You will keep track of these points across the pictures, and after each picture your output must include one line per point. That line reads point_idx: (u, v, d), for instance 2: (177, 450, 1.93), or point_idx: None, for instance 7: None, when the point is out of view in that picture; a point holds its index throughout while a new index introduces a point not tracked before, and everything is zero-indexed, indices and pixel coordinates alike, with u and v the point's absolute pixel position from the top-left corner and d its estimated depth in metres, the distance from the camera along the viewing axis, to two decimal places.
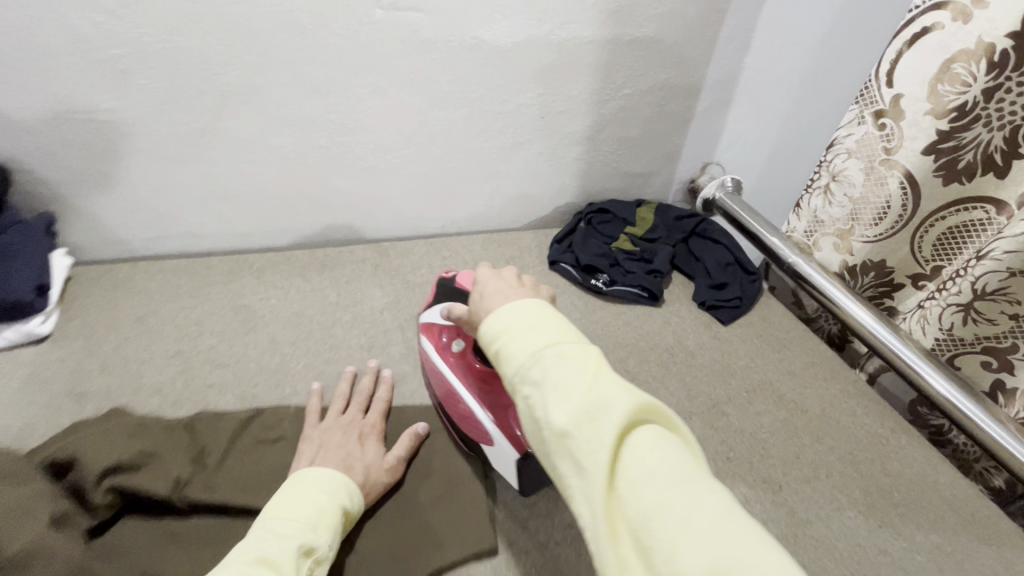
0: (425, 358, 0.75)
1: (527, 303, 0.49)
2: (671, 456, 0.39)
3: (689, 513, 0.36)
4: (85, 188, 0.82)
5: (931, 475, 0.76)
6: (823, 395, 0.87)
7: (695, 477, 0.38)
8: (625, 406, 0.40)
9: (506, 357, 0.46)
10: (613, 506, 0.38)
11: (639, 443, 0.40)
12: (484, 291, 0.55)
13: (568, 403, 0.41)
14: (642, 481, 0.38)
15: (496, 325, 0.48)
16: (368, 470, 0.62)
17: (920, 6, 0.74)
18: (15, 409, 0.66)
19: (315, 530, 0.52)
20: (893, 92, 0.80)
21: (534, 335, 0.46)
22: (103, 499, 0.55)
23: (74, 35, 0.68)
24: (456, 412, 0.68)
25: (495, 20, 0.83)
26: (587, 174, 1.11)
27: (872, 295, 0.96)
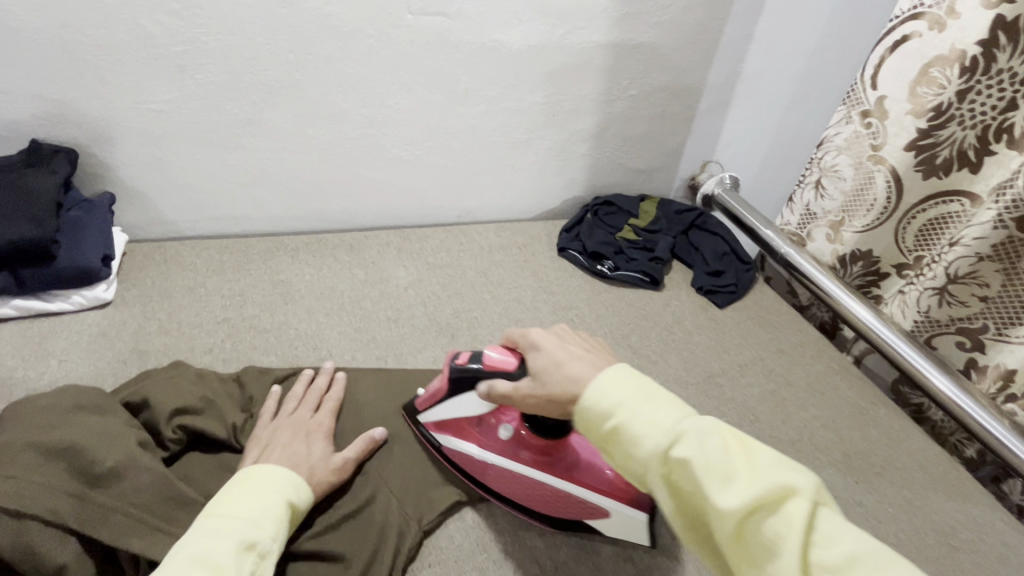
0: (462, 459, 0.67)
1: (632, 378, 0.49)
2: (859, 538, 0.38)
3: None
4: (138, 173, 0.89)
5: (905, 441, 0.84)
6: (810, 371, 0.94)
7: (893, 558, 0.37)
8: (800, 486, 0.39)
9: (637, 437, 0.45)
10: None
11: (823, 522, 0.39)
12: (555, 355, 0.56)
13: (737, 486, 0.40)
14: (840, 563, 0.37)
15: (607, 399, 0.48)
16: (315, 467, 0.62)
17: (900, 16, 0.83)
18: (87, 362, 0.76)
19: (258, 524, 0.51)
20: (877, 94, 0.88)
21: (668, 415, 0.46)
22: (173, 435, 0.63)
23: (142, 33, 0.77)
24: (542, 499, 0.64)
25: (513, 24, 0.92)
26: (594, 169, 1.19)
27: (860, 283, 1.02)
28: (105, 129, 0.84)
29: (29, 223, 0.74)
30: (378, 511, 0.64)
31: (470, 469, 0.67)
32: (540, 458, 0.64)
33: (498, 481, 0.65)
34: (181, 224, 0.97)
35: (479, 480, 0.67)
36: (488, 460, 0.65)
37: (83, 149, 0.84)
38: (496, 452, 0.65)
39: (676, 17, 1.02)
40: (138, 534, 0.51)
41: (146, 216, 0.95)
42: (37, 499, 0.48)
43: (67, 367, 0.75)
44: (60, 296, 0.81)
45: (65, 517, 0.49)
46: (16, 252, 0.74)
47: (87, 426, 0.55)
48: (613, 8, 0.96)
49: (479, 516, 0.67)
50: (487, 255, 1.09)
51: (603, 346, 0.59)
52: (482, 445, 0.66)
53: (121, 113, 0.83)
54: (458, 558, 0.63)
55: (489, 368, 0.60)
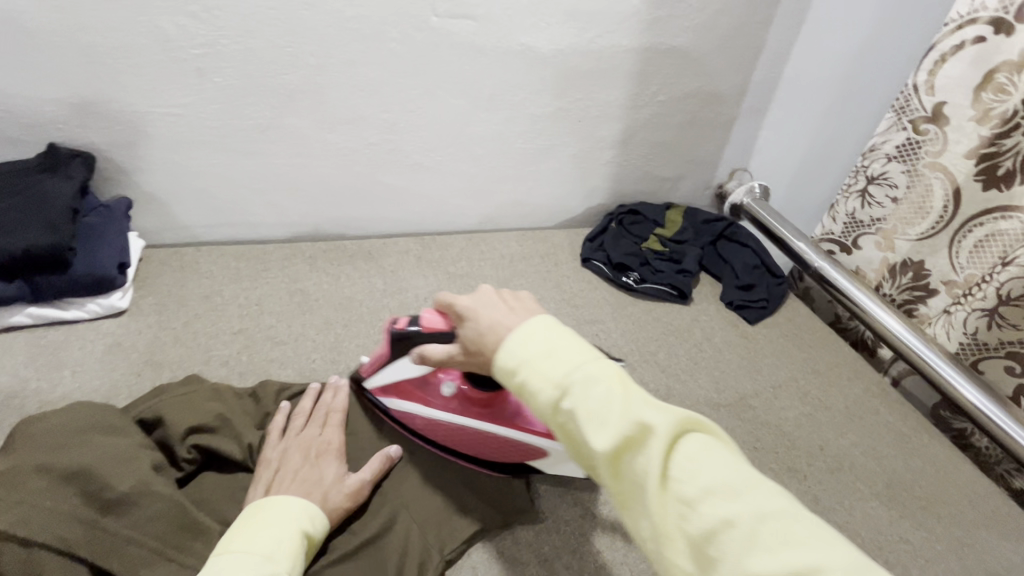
0: (411, 420, 0.69)
1: (534, 329, 0.46)
2: (722, 462, 0.37)
3: (755, 526, 0.34)
4: (156, 179, 0.87)
5: (950, 472, 0.80)
6: (847, 393, 0.90)
7: (750, 480, 0.36)
8: (666, 424, 0.38)
9: (531, 390, 0.44)
10: (668, 524, 0.37)
11: (686, 452, 0.38)
12: (479, 325, 0.51)
13: (607, 430, 0.39)
14: (697, 494, 0.36)
15: (512, 358, 0.45)
16: (327, 495, 0.59)
17: (957, 20, 0.78)
18: (102, 373, 0.74)
19: (272, 559, 0.49)
20: (934, 101, 0.84)
21: (556, 362, 0.43)
22: (186, 455, 0.61)
23: (160, 35, 0.74)
24: (492, 449, 0.66)
25: (541, 27, 0.89)
26: (619, 177, 1.15)
27: (904, 298, 0.96)
28: (122, 134, 0.82)
29: (45, 229, 0.72)
30: (399, 537, 0.60)
31: (415, 426, 0.69)
32: (482, 411, 0.66)
33: (444, 435, 0.67)
34: (197, 229, 0.95)
35: (425, 435, 0.69)
36: (432, 415, 0.67)
37: (101, 154, 0.83)
38: (441, 408, 0.67)
39: (709, 20, 0.98)
40: (151, 565, 0.49)
41: (162, 222, 0.93)
42: (47, 526, 0.46)
43: (81, 379, 0.73)
44: (76, 304, 0.79)
45: (75, 547, 0.47)
46: (32, 261, 0.72)
47: (100, 448, 0.53)
48: (644, 10, 0.93)
49: (504, 545, 0.63)
50: (509, 264, 1.05)
51: (532, 298, 0.53)
52: (426, 403, 0.68)
53: (139, 117, 0.81)
54: None
55: (427, 331, 0.61)
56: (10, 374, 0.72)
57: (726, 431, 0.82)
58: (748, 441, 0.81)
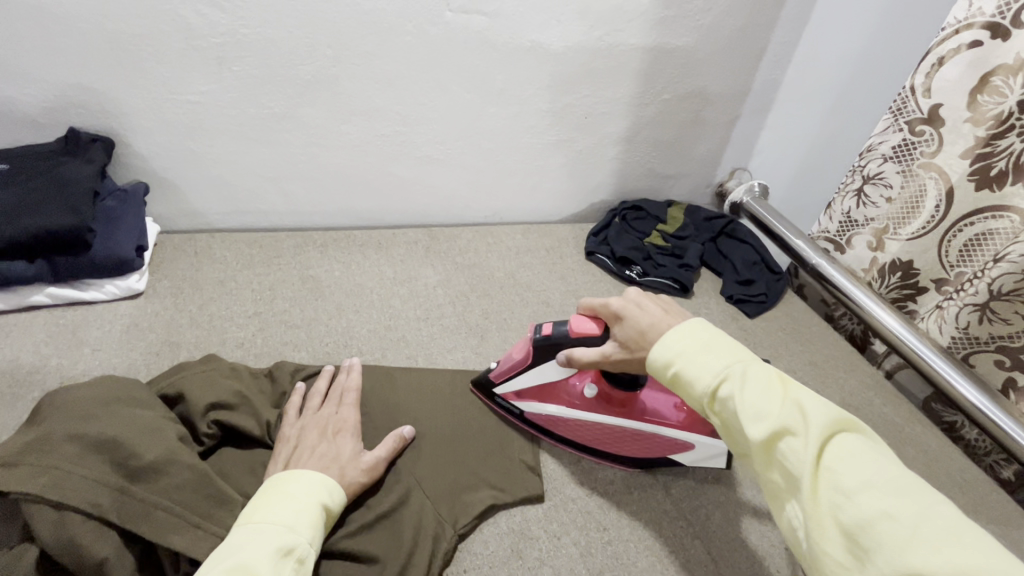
0: (553, 423, 0.72)
1: (691, 328, 0.53)
2: (882, 466, 0.40)
3: (917, 523, 0.36)
4: (173, 165, 0.89)
5: (941, 461, 0.83)
6: (843, 385, 0.93)
7: (915, 488, 0.39)
8: (822, 419, 0.43)
9: (688, 379, 0.51)
10: (823, 512, 0.40)
11: (842, 449, 0.42)
12: (638, 322, 0.57)
13: (763, 419, 0.45)
14: (855, 487, 0.39)
15: (668, 350, 0.52)
16: (344, 469, 0.61)
17: (955, 24, 0.81)
18: (120, 353, 0.76)
19: (293, 530, 0.51)
20: (931, 102, 0.86)
21: (714, 358, 0.50)
22: (207, 429, 0.62)
23: (183, 23, 0.76)
24: (637, 445, 0.70)
25: (551, 25, 0.91)
26: (625, 173, 1.18)
27: (894, 297, 1.00)
28: (141, 120, 0.83)
29: (65, 211, 0.73)
30: (412, 511, 0.62)
31: (555, 426, 0.73)
32: (621, 410, 0.70)
33: (581, 433, 0.72)
34: (211, 216, 0.97)
35: (564, 434, 0.73)
36: (574, 415, 0.71)
37: (120, 139, 0.84)
38: (580, 408, 0.71)
39: (714, 21, 1.01)
40: (178, 531, 0.51)
41: (178, 208, 0.94)
42: (80, 492, 0.48)
43: (99, 357, 0.74)
44: (93, 285, 0.81)
45: (106, 512, 0.49)
46: (53, 241, 0.74)
47: (127, 420, 0.55)
48: (652, 10, 0.95)
49: (512, 522, 0.65)
50: (515, 256, 1.08)
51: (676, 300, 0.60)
52: (567, 405, 0.71)
53: (158, 104, 0.82)
54: (492, 565, 0.62)
55: (576, 335, 0.64)
56: (30, 351, 0.73)
57: None
58: None
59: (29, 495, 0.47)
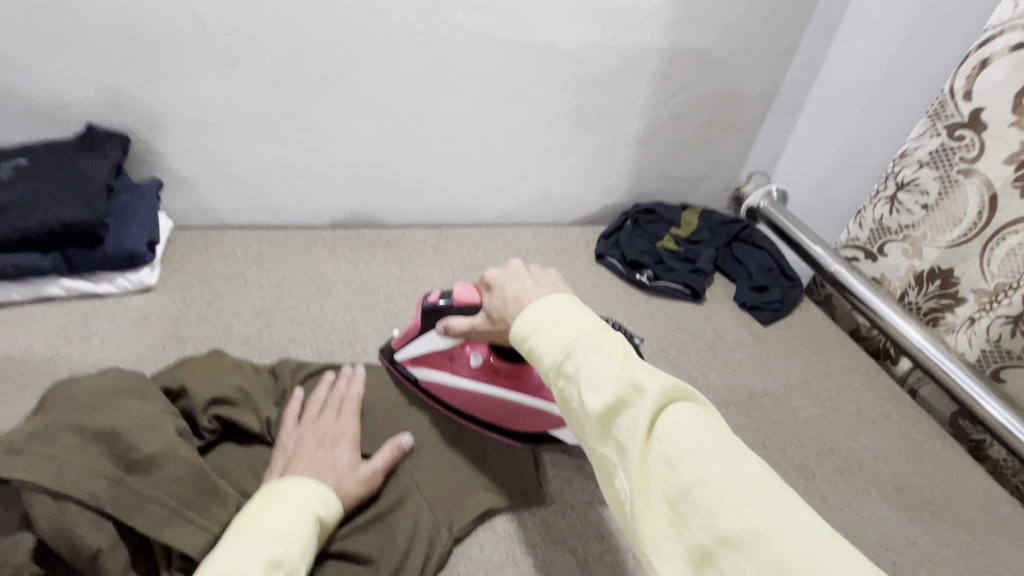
0: (437, 388, 0.73)
1: (551, 301, 0.50)
2: (706, 431, 0.38)
3: (728, 487, 0.35)
4: (185, 161, 0.90)
5: (963, 479, 0.79)
6: (859, 397, 0.89)
7: (732, 451, 0.37)
8: (655, 385, 0.40)
9: (540, 355, 0.47)
10: (649, 482, 0.38)
11: (672, 415, 0.39)
12: (504, 293, 0.55)
13: (602, 390, 0.41)
14: (678, 456, 0.37)
15: (527, 326, 0.49)
16: (340, 482, 0.60)
17: (998, 26, 0.79)
18: (128, 345, 0.77)
19: (284, 540, 0.49)
20: (972, 106, 0.84)
21: (566, 330, 0.47)
22: (209, 424, 0.63)
23: (197, 23, 0.77)
24: (518, 415, 0.70)
25: (565, 24, 0.90)
26: (637, 175, 1.16)
27: (930, 307, 0.96)
28: (155, 117, 0.85)
29: (81, 205, 0.75)
30: (408, 514, 0.62)
31: (442, 396, 0.73)
32: (508, 382, 0.70)
33: (469, 402, 0.71)
34: (222, 212, 0.98)
35: (452, 404, 0.73)
36: (459, 384, 0.71)
37: (134, 136, 0.86)
38: (465, 377, 0.71)
39: (733, 22, 0.98)
40: (171, 525, 0.51)
41: (190, 204, 0.96)
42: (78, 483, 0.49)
43: (108, 349, 0.76)
44: (106, 278, 0.82)
45: (102, 503, 0.49)
46: (67, 235, 0.75)
47: (127, 413, 0.56)
48: (668, 10, 0.93)
49: (509, 526, 0.65)
50: (523, 258, 1.07)
51: (558, 276, 0.57)
52: (453, 373, 0.71)
53: (172, 101, 0.83)
54: (487, 569, 0.61)
55: (458, 304, 0.64)
56: (43, 342, 0.75)
57: (737, 428, 0.81)
58: (758, 438, 0.80)
59: (30, 482, 0.47)
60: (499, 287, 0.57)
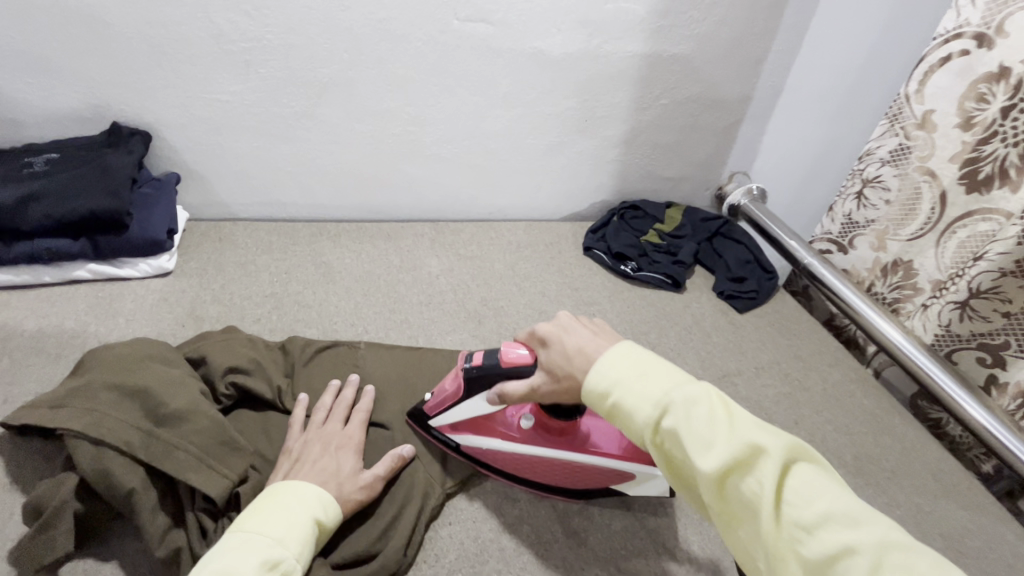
0: (489, 454, 0.70)
1: (624, 352, 0.54)
2: (829, 492, 0.43)
3: (872, 550, 0.39)
4: (201, 156, 0.97)
5: (918, 450, 0.86)
6: (826, 377, 0.96)
7: (863, 512, 0.42)
8: (773, 449, 0.44)
9: (629, 410, 0.50)
10: (783, 544, 0.42)
11: (795, 478, 0.44)
12: (564, 347, 0.58)
13: (714, 452, 0.45)
14: (812, 520, 0.41)
15: (605, 381, 0.52)
16: (342, 486, 0.62)
17: (944, 34, 0.86)
18: (149, 323, 0.83)
19: (282, 543, 0.53)
20: (924, 109, 0.92)
21: (657, 387, 0.50)
22: (226, 390, 0.70)
23: (217, 30, 0.84)
24: (577, 475, 0.68)
25: (553, 33, 0.98)
26: (623, 174, 1.23)
27: (893, 296, 1.04)
28: (175, 116, 0.92)
29: (108, 195, 0.82)
30: (407, 473, 0.69)
31: (495, 460, 0.70)
32: (561, 441, 0.67)
33: (525, 465, 0.69)
34: (234, 205, 1.05)
35: (507, 466, 0.70)
36: (511, 447, 0.68)
37: (155, 133, 0.93)
38: (515, 440, 0.68)
39: (709, 30, 1.06)
40: (196, 471, 0.58)
41: (205, 197, 1.03)
42: (114, 431, 0.56)
43: (131, 326, 0.83)
44: (129, 263, 0.89)
45: (135, 449, 0.56)
46: (96, 221, 0.82)
47: (156, 375, 0.63)
48: (649, 19, 1.01)
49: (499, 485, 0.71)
50: (516, 250, 1.14)
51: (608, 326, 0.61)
52: (504, 437, 0.68)
53: (191, 101, 0.91)
54: (475, 519, 0.68)
55: (507, 366, 0.62)
56: (72, 319, 0.82)
57: None
58: None
59: (72, 429, 0.55)
60: (558, 345, 0.58)
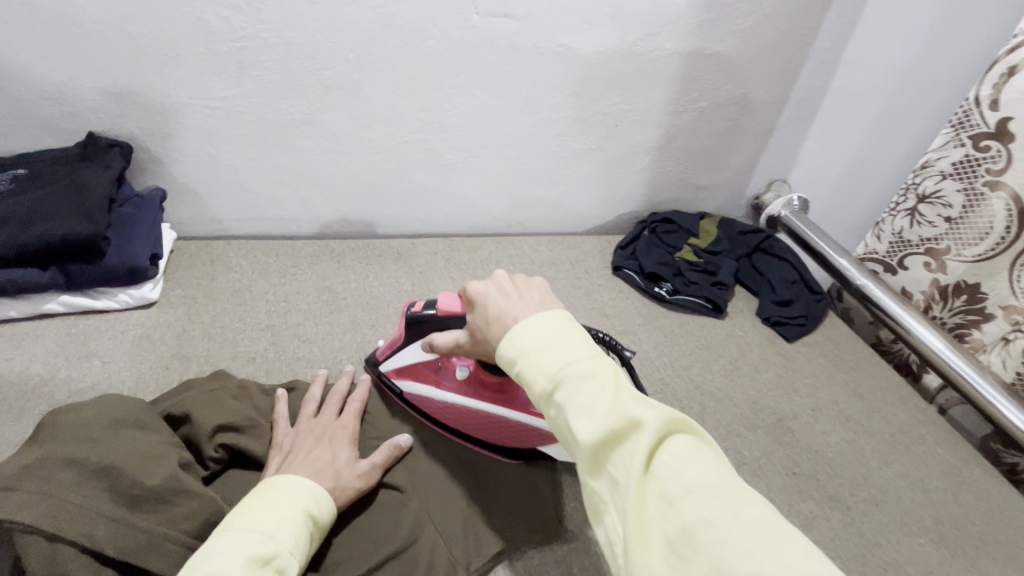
0: (421, 402, 0.71)
1: (536, 317, 0.46)
2: (707, 467, 0.36)
3: (735, 528, 0.32)
4: (189, 170, 0.87)
5: (1005, 509, 0.75)
6: (891, 419, 0.85)
7: (734, 486, 0.35)
8: (653, 418, 0.37)
9: (528, 380, 0.43)
10: (645, 523, 0.35)
11: (672, 451, 0.37)
12: (487, 309, 0.52)
13: (593, 421, 0.38)
14: (677, 492, 0.35)
15: (513, 348, 0.45)
16: (339, 474, 0.58)
17: None
18: (130, 364, 0.74)
19: (274, 538, 0.46)
20: (999, 116, 0.80)
21: (554, 350, 0.43)
22: (213, 453, 0.60)
23: (202, 27, 0.74)
24: (504, 431, 0.68)
25: (584, 28, 0.86)
26: (654, 183, 1.12)
27: (956, 322, 0.93)
28: (158, 125, 0.81)
29: (80, 218, 0.72)
30: (424, 551, 0.58)
31: (428, 409, 0.71)
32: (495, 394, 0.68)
33: (457, 418, 0.69)
34: (228, 222, 0.95)
35: (440, 418, 0.71)
36: (444, 396, 0.69)
37: (136, 144, 0.83)
38: (452, 390, 0.69)
39: (757, 25, 0.94)
40: None
41: (195, 215, 0.92)
42: (81, 524, 0.45)
43: (109, 369, 0.73)
44: (107, 294, 0.79)
45: (102, 545, 0.46)
46: (67, 249, 0.72)
47: (126, 445, 0.53)
48: (691, 13, 0.90)
49: (529, 562, 0.61)
50: (538, 269, 1.03)
51: (543, 285, 0.53)
52: (439, 386, 0.70)
53: (176, 109, 0.80)
54: None
55: (443, 314, 0.63)
56: (41, 362, 0.72)
57: (765, 454, 0.77)
58: (786, 465, 0.76)
59: (24, 523, 0.43)
60: (478, 300, 0.53)
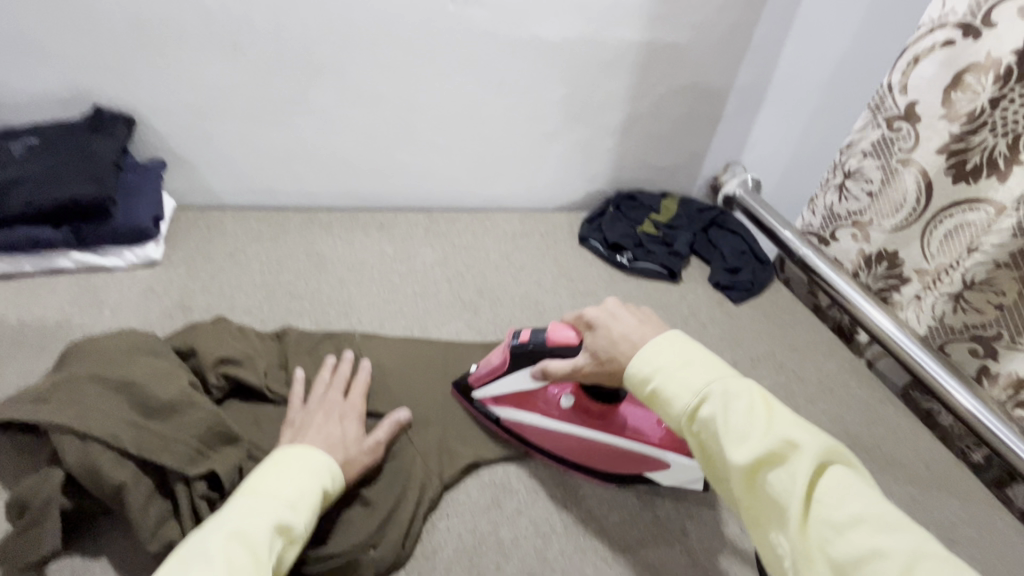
0: (528, 431, 0.72)
1: (670, 340, 0.56)
2: (864, 497, 0.44)
3: (904, 560, 0.40)
4: (189, 144, 0.95)
5: (909, 438, 0.87)
6: (820, 368, 0.96)
7: (894, 520, 0.43)
8: (808, 447, 0.46)
9: (667, 397, 0.53)
10: (809, 541, 0.44)
11: (830, 479, 0.45)
12: (610, 332, 0.61)
13: (748, 444, 0.48)
14: (842, 520, 0.43)
15: (646, 367, 0.56)
16: (348, 451, 0.63)
17: (930, 24, 0.85)
18: (136, 314, 0.82)
19: (294, 508, 0.53)
20: (908, 100, 0.91)
21: (694, 375, 0.53)
22: (217, 381, 0.68)
23: (203, 12, 0.82)
24: (612, 458, 0.70)
25: (550, 18, 0.96)
26: (620, 164, 1.22)
27: (880, 286, 1.04)
28: (160, 101, 0.89)
29: (91, 182, 0.79)
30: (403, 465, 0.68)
31: (533, 437, 0.72)
32: (597, 421, 0.70)
33: (562, 445, 0.71)
34: (222, 194, 1.02)
35: (548, 447, 0.72)
36: (550, 424, 0.71)
37: (139, 118, 0.90)
38: (557, 419, 0.71)
39: (708, 18, 1.05)
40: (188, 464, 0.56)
41: (192, 186, 1.00)
42: (103, 426, 0.54)
43: (118, 317, 0.81)
44: (114, 253, 0.87)
45: (124, 443, 0.54)
46: (78, 210, 0.80)
47: (144, 369, 0.61)
48: (646, 7, 1.00)
49: (496, 475, 0.72)
50: (510, 240, 1.12)
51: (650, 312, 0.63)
52: (544, 414, 0.71)
53: (178, 87, 0.88)
54: (472, 511, 0.68)
55: (554, 344, 0.67)
56: (55, 311, 0.80)
57: None
58: None
59: (57, 426, 0.53)
60: (599, 324, 0.62)
